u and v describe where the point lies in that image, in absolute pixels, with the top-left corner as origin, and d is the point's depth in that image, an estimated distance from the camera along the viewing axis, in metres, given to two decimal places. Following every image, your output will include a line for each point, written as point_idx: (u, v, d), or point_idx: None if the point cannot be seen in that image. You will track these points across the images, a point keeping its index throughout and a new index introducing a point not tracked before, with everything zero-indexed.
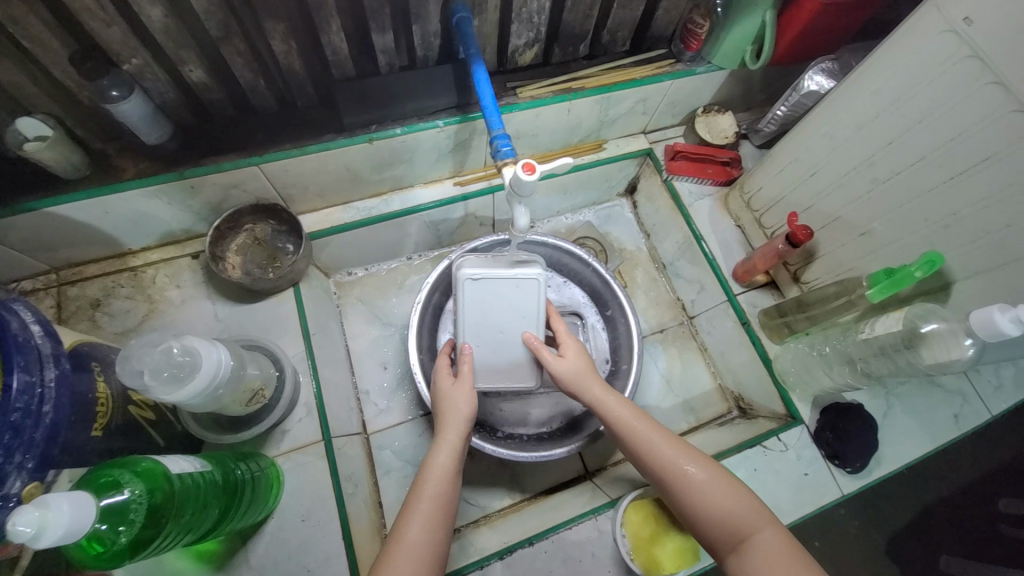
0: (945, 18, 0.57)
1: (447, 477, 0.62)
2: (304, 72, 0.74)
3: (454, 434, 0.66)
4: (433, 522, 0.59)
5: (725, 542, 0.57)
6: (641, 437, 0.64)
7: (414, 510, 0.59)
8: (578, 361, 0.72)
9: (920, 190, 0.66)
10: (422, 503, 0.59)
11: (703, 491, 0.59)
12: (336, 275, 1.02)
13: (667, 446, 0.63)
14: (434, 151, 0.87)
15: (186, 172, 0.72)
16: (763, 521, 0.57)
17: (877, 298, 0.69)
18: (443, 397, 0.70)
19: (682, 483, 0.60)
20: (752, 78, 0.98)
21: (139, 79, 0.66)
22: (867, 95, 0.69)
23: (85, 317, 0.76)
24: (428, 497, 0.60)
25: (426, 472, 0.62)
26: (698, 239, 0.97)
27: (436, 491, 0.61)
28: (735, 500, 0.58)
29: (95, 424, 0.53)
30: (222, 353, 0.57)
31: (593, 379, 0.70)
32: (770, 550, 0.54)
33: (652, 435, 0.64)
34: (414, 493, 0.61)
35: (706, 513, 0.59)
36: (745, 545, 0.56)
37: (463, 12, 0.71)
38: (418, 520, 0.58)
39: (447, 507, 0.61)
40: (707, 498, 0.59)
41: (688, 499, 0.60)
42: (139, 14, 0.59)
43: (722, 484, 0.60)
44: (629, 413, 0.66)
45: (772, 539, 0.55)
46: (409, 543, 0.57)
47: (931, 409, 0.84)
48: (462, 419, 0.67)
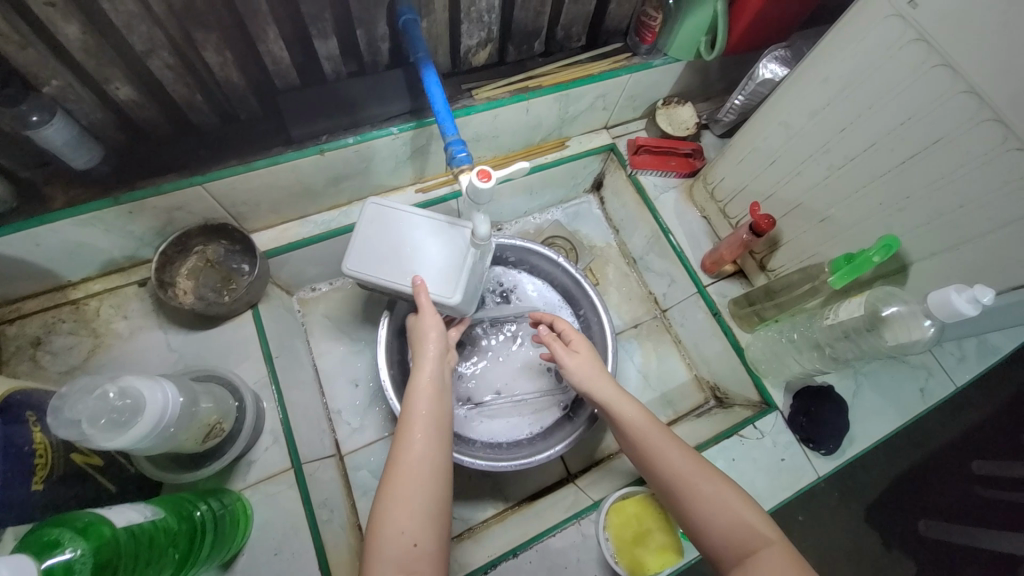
0: (890, 2, 0.58)
1: (438, 396, 0.64)
2: (244, 83, 0.70)
3: (434, 351, 0.66)
4: (431, 432, 0.61)
5: (729, 555, 0.55)
6: (650, 439, 0.63)
7: (411, 421, 0.61)
8: (590, 362, 0.72)
9: (875, 175, 0.67)
10: (417, 416, 0.61)
11: (713, 503, 0.58)
12: (299, 292, 0.98)
13: (678, 452, 0.62)
14: (391, 159, 0.84)
15: (121, 197, 0.67)
16: (773, 535, 0.54)
17: (839, 284, 0.70)
18: (415, 324, 0.68)
19: (694, 492, 0.59)
20: (709, 68, 0.98)
21: (62, 100, 0.61)
22: (819, 83, 0.69)
23: (25, 357, 0.70)
24: (421, 409, 0.62)
25: (416, 389, 0.63)
26: (666, 233, 0.97)
27: (429, 405, 0.62)
28: (747, 513, 0.56)
29: (34, 478, 0.50)
30: (169, 391, 0.53)
31: (600, 378, 0.69)
32: (779, 563, 0.51)
33: (665, 440, 0.63)
34: (407, 412, 0.62)
35: (710, 524, 0.57)
36: (752, 559, 0.53)
37: (410, 14, 0.68)
38: (415, 440, 0.59)
39: (443, 427, 0.62)
40: (718, 508, 0.57)
41: (694, 504, 0.58)
42: (52, 30, 0.54)
43: (733, 497, 0.58)
44: (638, 416, 0.65)
45: (780, 552, 0.53)
46: (410, 451, 0.58)
47: (897, 385, 0.86)
48: (436, 334, 0.66)
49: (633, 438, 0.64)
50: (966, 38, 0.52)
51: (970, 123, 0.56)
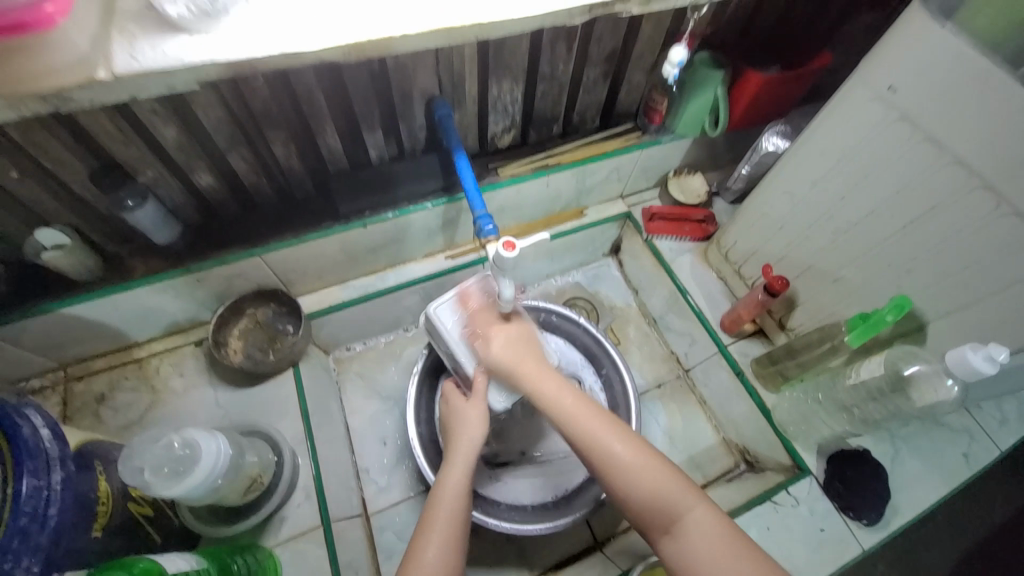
0: (871, 87, 0.64)
1: (459, 497, 0.64)
2: (302, 168, 0.81)
3: (464, 456, 0.68)
4: (445, 537, 0.61)
5: (658, 525, 0.57)
6: (569, 417, 0.63)
7: (433, 528, 0.61)
8: (508, 342, 0.69)
9: (879, 238, 0.70)
10: (439, 523, 0.62)
11: (634, 475, 0.58)
12: (335, 351, 1.04)
13: (598, 429, 0.61)
14: (425, 230, 0.93)
15: (192, 267, 0.77)
16: (694, 500, 0.57)
17: (856, 343, 0.71)
18: (457, 416, 0.72)
19: (614, 467, 0.59)
20: (715, 142, 1.06)
21: (154, 188, 0.72)
22: (815, 156, 0.75)
23: (89, 412, 0.78)
24: (443, 518, 0.62)
25: (440, 492, 0.64)
26: (683, 293, 1.01)
27: (451, 511, 0.63)
28: (665, 480, 0.58)
29: (94, 525, 0.53)
30: (221, 442, 0.58)
31: (522, 356, 0.67)
32: (700, 529, 0.55)
33: (589, 416, 0.62)
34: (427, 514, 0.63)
35: (631, 490, 0.58)
36: (677, 528, 0.56)
37: (444, 108, 0.78)
38: (432, 545, 0.60)
39: (459, 530, 0.62)
40: (637, 479, 0.58)
41: (617, 478, 0.59)
42: (155, 133, 0.66)
43: (649, 464, 0.59)
44: (558, 394, 0.64)
45: (701, 517, 0.56)
46: (427, 562, 0.59)
47: (937, 449, 0.83)
48: (472, 442, 0.69)
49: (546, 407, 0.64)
50: (947, 115, 0.58)
51: (963, 190, 0.60)
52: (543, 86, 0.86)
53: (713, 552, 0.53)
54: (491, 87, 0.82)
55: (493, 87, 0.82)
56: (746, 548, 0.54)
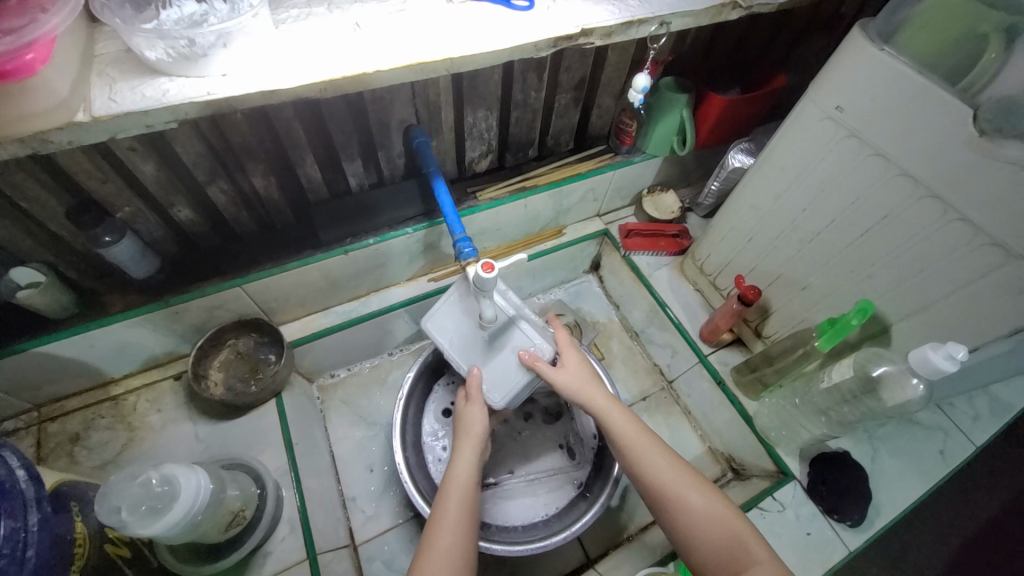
0: (821, 107, 0.69)
1: (471, 486, 0.66)
2: (282, 199, 0.82)
3: (472, 448, 0.70)
4: (461, 523, 0.62)
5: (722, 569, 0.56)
6: (637, 451, 0.65)
7: (445, 515, 0.62)
8: (577, 372, 0.72)
9: (840, 247, 0.74)
10: (452, 509, 0.63)
11: (703, 517, 0.59)
12: (319, 379, 1.03)
13: (672, 468, 0.63)
14: (406, 255, 0.95)
15: (170, 300, 0.76)
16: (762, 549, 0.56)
17: (826, 346, 0.74)
18: (461, 418, 0.74)
19: (684, 506, 0.60)
20: (684, 161, 1.11)
21: (132, 223, 0.73)
22: (776, 172, 0.79)
23: (62, 454, 0.75)
24: (458, 504, 0.64)
25: (452, 483, 0.66)
26: (662, 306, 1.03)
27: (463, 499, 0.64)
28: (732, 525, 0.58)
29: (71, 567, 0.51)
30: (202, 477, 0.57)
31: (592, 388, 0.70)
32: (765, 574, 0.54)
33: (662, 456, 0.64)
34: (441, 501, 0.65)
35: (701, 537, 0.58)
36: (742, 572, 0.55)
37: (422, 136, 0.80)
38: (447, 526, 0.61)
39: (473, 518, 0.64)
40: (706, 522, 0.59)
41: (684, 518, 0.59)
42: (134, 170, 0.66)
43: (720, 509, 0.59)
44: (631, 428, 0.67)
45: (767, 563, 0.55)
46: (443, 547, 0.59)
47: (913, 448, 0.85)
48: (475, 435, 0.71)
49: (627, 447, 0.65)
50: (890, 131, 0.63)
51: (910, 199, 0.64)
52: (517, 113, 0.89)
53: None
54: (467, 115, 0.85)
55: (469, 115, 0.85)
56: None
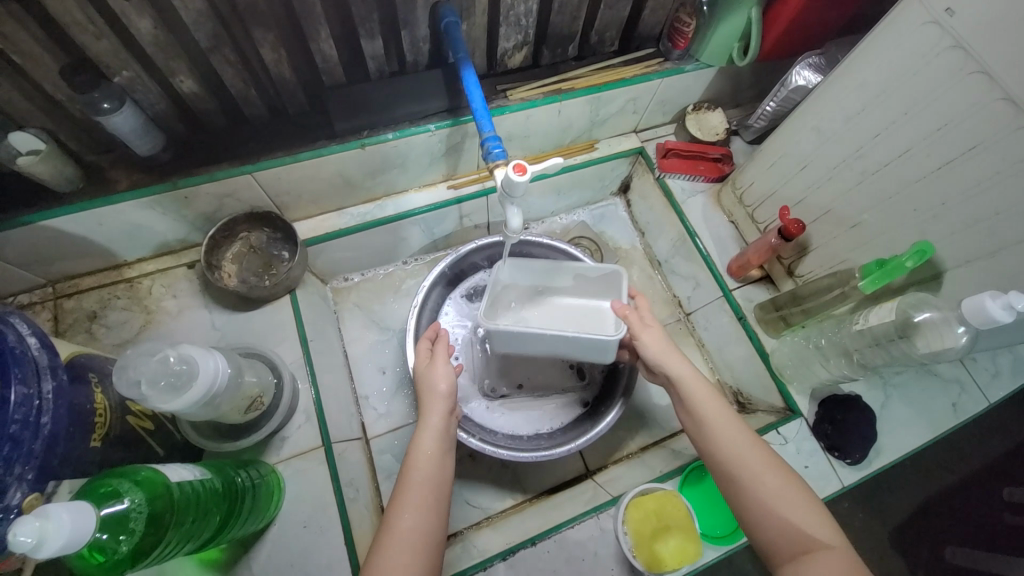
0: (927, 9, 0.58)
1: (435, 464, 0.62)
2: (295, 80, 0.74)
3: (437, 415, 0.65)
4: (424, 511, 0.58)
5: (785, 551, 0.54)
6: (706, 417, 0.62)
7: (403, 497, 0.58)
8: (660, 334, 0.69)
9: (909, 180, 0.67)
10: (411, 490, 0.59)
11: (771, 497, 0.56)
12: (332, 281, 1.02)
13: (746, 445, 0.59)
14: (427, 156, 0.88)
15: (179, 183, 0.72)
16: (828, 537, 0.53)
17: (869, 289, 0.69)
18: (426, 381, 0.68)
19: (751, 481, 0.57)
20: (741, 74, 0.98)
21: (131, 91, 0.66)
22: (853, 88, 0.69)
23: (82, 329, 0.76)
24: (418, 482, 0.60)
25: (414, 458, 0.62)
26: (692, 235, 0.97)
27: (427, 479, 0.60)
28: (800, 508, 0.55)
29: (93, 435, 0.53)
30: (220, 361, 0.57)
31: (670, 351, 0.67)
32: (832, 564, 0.51)
33: (732, 427, 0.61)
34: (403, 482, 0.60)
35: (769, 519, 0.55)
36: (809, 558, 0.52)
37: (451, 16, 0.71)
38: (411, 511, 0.57)
39: (438, 497, 0.60)
40: (774, 503, 0.56)
41: (752, 495, 0.57)
42: (128, 26, 0.59)
43: (792, 491, 0.56)
44: (704, 393, 0.63)
45: (836, 553, 0.52)
46: (401, 530, 0.56)
47: (927, 398, 0.84)
48: (442, 396, 0.67)
49: (701, 417, 0.62)
50: (1005, 44, 0.53)
51: (1008, 129, 0.55)
52: None
53: None
54: None
55: None
56: None
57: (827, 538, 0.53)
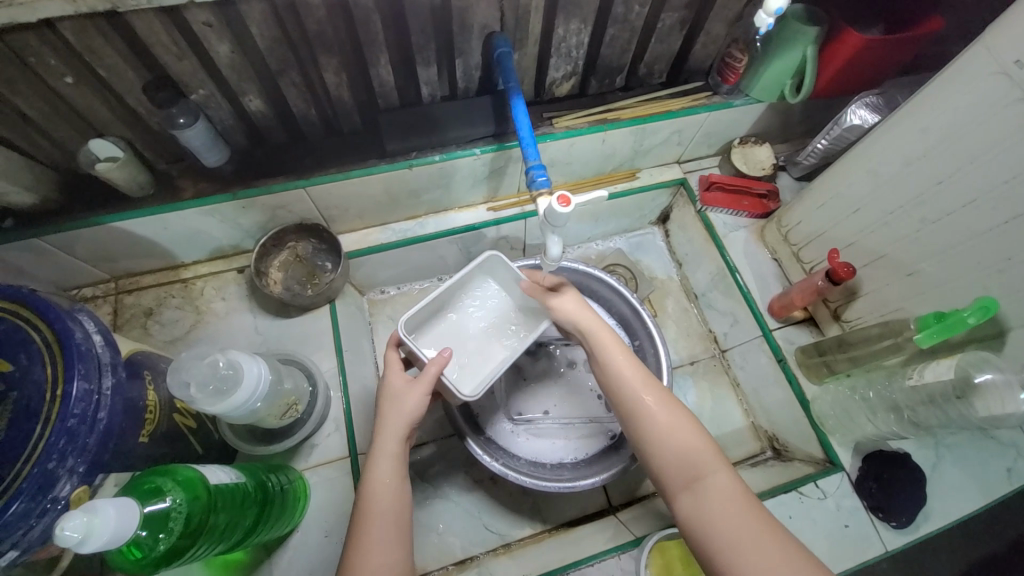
0: (994, 58, 0.56)
1: (397, 493, 0.59)
2: (352, 101, 0.78)
3: (396, 441, 0.62)
4: (391, 548, 0.56)
5: (677, 481, 0.56)
6: (605, 359, 0.64)
7: (368, 535, 0.56)
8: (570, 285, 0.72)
9: (973, 232, 0.63)
10: (376, 527, 0.57)
11: (663, 428, 0.58)
12: (370, 293, 1.05)
13: (639, 381, 0.62)
14: (470, 178, 0.90)
15: (238, 193, 0.76)
16: (718, 463, 0.56)
17: (925, 343, 0.66)
18: (390, 401, 0.64)
19: (646, 417, 0.59)
20: (792, 111, 0.96)
21: (204, 107, 0.71)
22: (914, 133, 0.66)
23: (138, 325, 0.81)
24: (380, 515, 0.58)
25: (372, 489, 0.59)
26: (732, 271, 0.95)
27: (389, 511, 0.58)
28: (688, 437, 0.57)
29: (144, 429, 0.55)
30: (263, 368, 0.60)
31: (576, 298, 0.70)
32: (720, 489, 0.54)
33: (629, 366, 0.63)
34: (365, 514, 0.58)
35: (662, 451, 0.57)
36: (699, 485, 0.55)
37: (504, 46, 0.73)
38: (377, 546, 0.56)
39: (404, 526, 0.58)
40: (666, 437, 0.58)
41: (647, 430, 0.58)
42: (208, 49, 0.63)
43: (681, 423, 0.59)
44: (606, 336, 0.66)
45: (722, 477, 0.55)
46: (370, 569, 0.55)
47: (984, 463, 0.78)
48: (409, 422, 0.63)
49: (601, 359, 0.64)
50: None
51: None
52: (613, 30, 0.78)
53: (736, 512, 0.52)
54: (558, 27, 0.75)
55: (560, 27, 0.75)
56: (763, 513, 0.52)
57: (714, 465, 0.55)
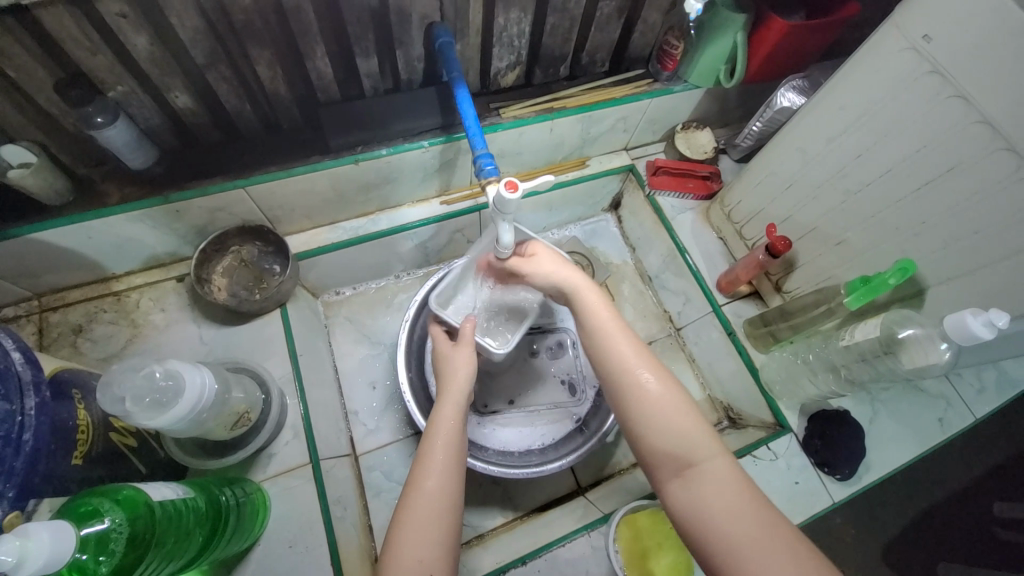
0: (904, 36, 0.60)
1: (458, 431, 0.62)
2: (290, 96, 0.75)
3: (459, 387, 0.67)
4: (448, 471, 0.58)
5: (670, 464, 0.54)
6: (603, 334, 0.62)
7: (429, 459, 0.59)
8: (552, 259, 0.71)
9: (891, 200, 0.69)
10: (437, 449, 0.60)
11: (659, 410, 0.56)
12: (324, 295, 1.02)
13: (636, 358, 0.59)
14: (420, 171, 0.89)
15: (171, 196, 0.72)
16: (715, 448, 0.54)
17: (855, 305, 0.71)
18: (445, 359, 0.71)
19: (640, 395, 0.57)
20: (728, 95, 1.01)
21: (126, 105, 0.66)
22: (836, 110, 0.71)
23: (66, 343, 0.75)
24: (444, 442, 0.60)
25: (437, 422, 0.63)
26: (682, 252, 0.99)
27: (448, 440, 0.61)
28: (683, 421, 0.55)
29: (76, 452, 0.52)
30: (207, 376, 0.57)
31: (573, 272, 0.68)
32: (714, 476, 0.52)
33: (624, 343, 0.60)
34: (426, 442, 0.61)
35: (656, 432, 0.55)
36: (692, 471, 0.53)
37: (445, 36, 0.72)
38: (435, 469, 0.58)
39: (462, 456, 0.61)
40: (661, 418, 0.55)
41: (641, 410, 0.56)
42: (125, 42, 0.59)
43: (677, 406, 0.56)
44: (602, 313, 0.64)
45: (718, 463, 0.53)
46: (427, 492, 0.56)
47: (914, 413, 0.85)
48: (465, 373, 0.68)
49: (597, 334, 0.62)
50: (980, 73, 0.55)
51: (985, 152, 0.57)
52: (553, 19, 0.79)
53: (729, 497, 0.50)
54: (498, 16, 0.75)
55: (500, 16, 0.75)
56: (759, 500, 0.50)
57: (707, 452, 0.53)
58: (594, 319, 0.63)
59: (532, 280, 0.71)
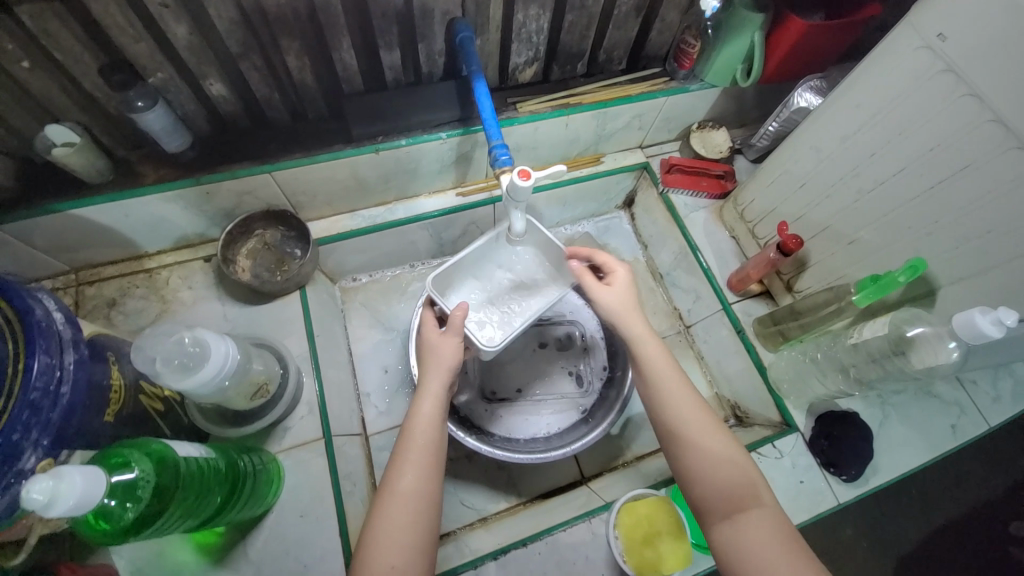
0: (918, 34, 0.60)
1: (430, 433, 0.63)
2: (316, 86, 0.79)
3: (438, 383, 0.67)
4: (422, 474, 0.60)
5: (719, 508, 0.57)
6: (659, 378, 0.64)
7: (403, 461, 0.60)
8: (626, 292, 0.70)
9: (903, 199, 0.69)
10: (410, 454, 0.61)
11: (713, 459, 0.59)
12: (342, 281, 1.05)
13: (694, 410, 0.62)
14: (437, 163, 0.91)
15: (202, 179, 0.76)
16: (764, 499, 0.56)
17: (864, 302, 0.71)
18: (430, 349, 0.69)
19: (697, 444, 0.60)
20: (745, 95, 1.01)
21: (164, 91, 0.70)
22: (850, 109, 0.71)
23: (101, 315, 0.80)
24: (416, 446, 0.61)
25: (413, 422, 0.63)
26: (694, 249, 0.99)
27: (422, 445, 0.62)
28: (737, 471, 0.58)
29: (108, 411, 0.56)
30: (231, 347, 0.60)
31: (635, 311, 0.68)
32: (762, 523, 0.54)
33: (683, 392, 0.63)
34: (403, 444, 0.62)
35: (708, 478, 0.58)
36: (742, 517, 0.55)
37: (465, 31, 0.74)
38: (411, 469, 0.60)
39: (438, 460, 0.62)
40: (716, 466, 0.58)
41: (696, 459, 0.59)
42: (167, 31, 0.63)
43: (733, 458, 0.59)
44: (663, 359, 0.66)
45: (767, 513, 0.55)
46: (399, 493, 0.58)
47: (925, 418, 0.84)
48: (447, 369, 0.67)
49: (654, 379, 0.65)
50: (994, 72, 0.55)
51: (998, 151, 0.57)
52: (571, 16, 0.81)
53: (777, 546, 0.52)
54: (518, 13, 0.78)
55: (519, 12, 0.78)
56: (806, 553, 0.52)
57: (756, 500, 0.56)
58: (649, 360, 0.66)
59: (603, 297, 0.69)
